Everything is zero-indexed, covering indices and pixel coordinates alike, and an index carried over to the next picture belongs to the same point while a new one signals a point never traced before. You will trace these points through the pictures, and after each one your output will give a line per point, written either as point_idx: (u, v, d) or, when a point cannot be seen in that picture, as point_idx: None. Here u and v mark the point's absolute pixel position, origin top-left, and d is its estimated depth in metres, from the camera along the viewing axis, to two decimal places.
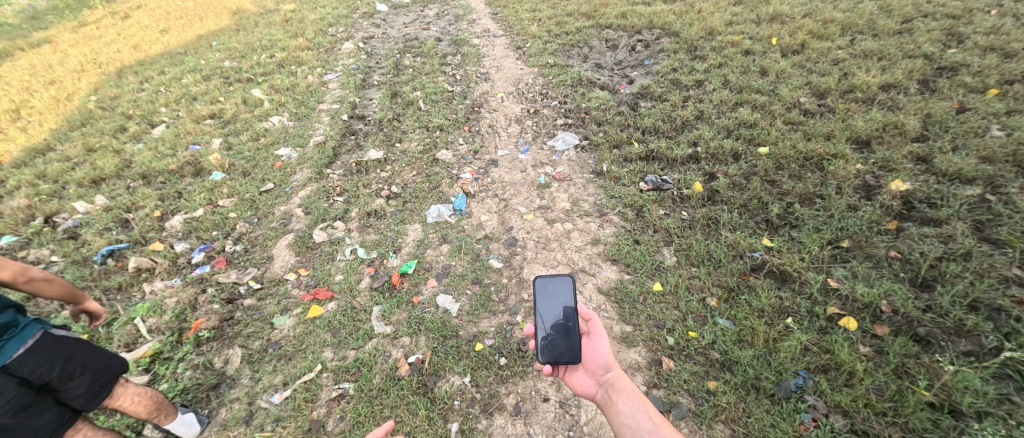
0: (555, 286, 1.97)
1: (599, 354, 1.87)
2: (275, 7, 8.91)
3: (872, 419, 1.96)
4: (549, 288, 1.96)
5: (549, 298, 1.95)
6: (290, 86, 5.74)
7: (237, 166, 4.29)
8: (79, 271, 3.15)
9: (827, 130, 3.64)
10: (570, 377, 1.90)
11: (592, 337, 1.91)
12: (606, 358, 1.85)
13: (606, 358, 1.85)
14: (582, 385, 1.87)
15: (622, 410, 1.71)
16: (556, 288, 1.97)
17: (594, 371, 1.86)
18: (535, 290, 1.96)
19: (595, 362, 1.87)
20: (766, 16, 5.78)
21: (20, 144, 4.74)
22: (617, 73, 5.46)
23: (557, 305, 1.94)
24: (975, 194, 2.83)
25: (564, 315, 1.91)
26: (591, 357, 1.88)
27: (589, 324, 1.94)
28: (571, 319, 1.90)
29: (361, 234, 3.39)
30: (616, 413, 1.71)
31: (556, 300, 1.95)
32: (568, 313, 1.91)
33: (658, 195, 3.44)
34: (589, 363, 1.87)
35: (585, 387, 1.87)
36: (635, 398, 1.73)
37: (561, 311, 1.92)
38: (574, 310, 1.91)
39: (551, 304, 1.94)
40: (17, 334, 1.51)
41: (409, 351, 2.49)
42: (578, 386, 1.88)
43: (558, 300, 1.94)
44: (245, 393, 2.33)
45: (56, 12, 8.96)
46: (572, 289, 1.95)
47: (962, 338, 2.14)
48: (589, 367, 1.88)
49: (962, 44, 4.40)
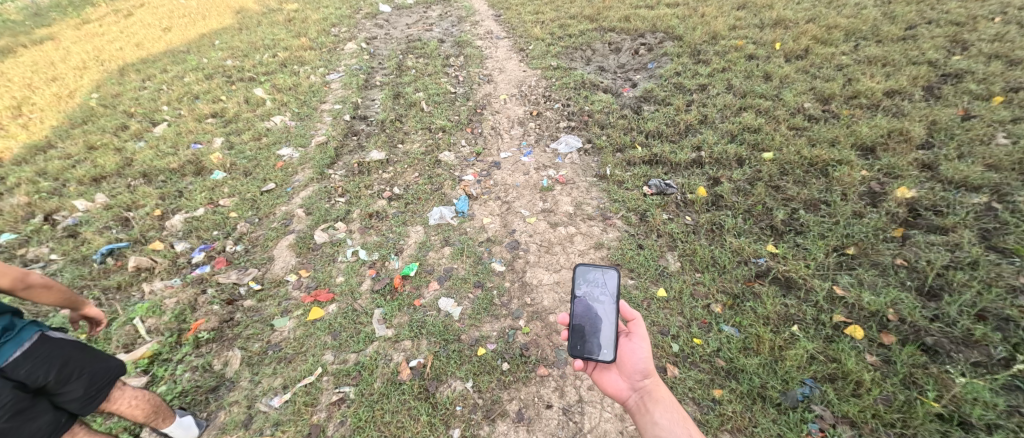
0: (597, 277, 1.93)
1: (637, 359, 1.79)
2: (278, 7, 8.90)
3: (881, 430, 1.94)
4: (589, 279, 1.94)
5: (589, 289, 1.92)
6: (293, 86, 5.72)
7: (238, 166, 4.28)
8: (77, 270, 3.12)
9: (831, 137, 3.62)
10: (602, 376, 1.85)
11: (632, 339, 1.84)
12: (645, 364, 1.78)
13: (645, 364, 1.78)
14: (613, 386, 1.83)
15: (657, 421, 1.68)
16: (598, 281, 1.93)
17: (629, 375, 1.80)
18: (575, 279, 1.95)
19: (632, 366, 1.80)
20: (770, 21, 5.77)
21: (20, 141, 4.72)
22: (620, 77, 5.44)
23: (596, 297, 1.90)
24: (981, 202, 2.81)
25: (603, 311, 1.86)
26: (628, 360, 1.82)
27: (630, 325, 1.88)
28: (612, 316, 1.84)
29: (362, 235, 3.37)
30: (651, 422, 1.69)
31: (596, 292, 1.91)
32: (608, 309, 1.86)
33: (662, 199, 3.42)
34: (625, 366, 1.81)
35: (617, 389, 1.82)
36: (674, 411, 1.69)
37: (599, 306, 1.88)
38: (616, 309, 1.85)
39: (589, 297, 1.91)
40: (13, 337, 1.46)
41: (410, 355, 2.46)
42: (609, 386, 1.83)
43: (598, 293, 1.90)
44: (245, 396, 2.31)
45: (59, 9, 8.95)
46: (616, 284, 1.89)
47: (971, 348, 2.13)
48: (625, 370, 1.82)
49: (967, 51, 4.39)
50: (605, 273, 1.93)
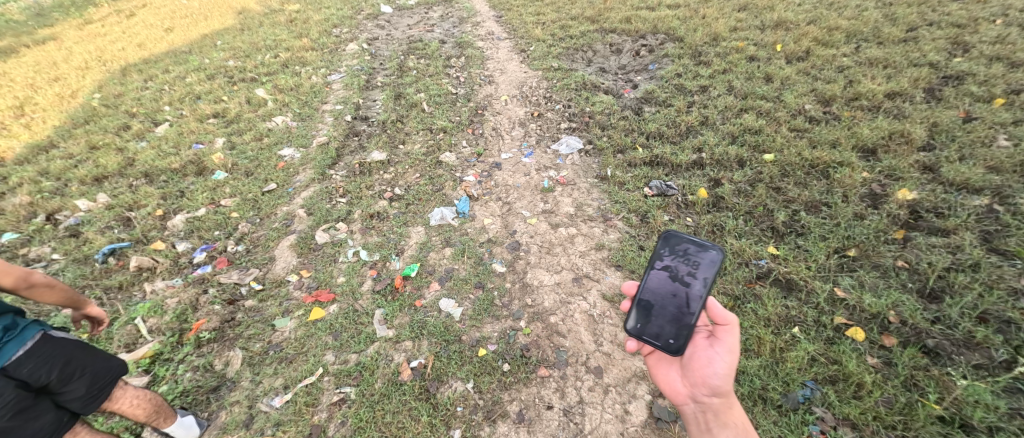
0: (690, 256, 1.72)
1: (712, 368, 1.63)
2: (279, 7, 8.92)
3: (882, 432, 1.93)
4: (680, 255, 1.75)
5: (676, 266, 1.74)
6: (294, 87, 5.73)
7: (239, 166, 4.28)
8: (79, 269, 3.13)
9: (832, 138, 3.61)
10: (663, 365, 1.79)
11: (715, 346, 1.65)
12: (721, 377, 1.60)
13: (720, 376, 1.60)
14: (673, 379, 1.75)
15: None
16: (689, 260, 1.72)
17: (698, 381, 1.66)
18: (660, 250, 1.78)
19: (704, 375, 1.64)
20: (771, 23, 5.77)
21: (22, 141, 4.73)
22: (621, 78, 5.45)
23: (679, 280, 1.72)
24: (983, 204, 2.81)
25: (683, 298, 1.69)
26: (702, 366, 1.66)
27: (718, 330, 1.67)
28: (692, 308, 1.66)
29: (363, 236, 3.37)
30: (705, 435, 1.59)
31: (683, 273, 1.72)
32: (690, 298, 1.67)
33: (663, 201, 3.42)
34: (695, 368, 1.67)
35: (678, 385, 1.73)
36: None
37: (680, 288, 1.70)
38: (701, 303, 1.65)
39: (673, 275, 1.74)
40: (16, 336, 1.46)
41: (411, 355, 2.46)
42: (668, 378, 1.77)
43: (685, 275, 1.71)
44: (246, 396, 2.31)
45: (62, 9, 8.98)
46: (711, 271, 1.65)
47: (972, 351, 2.13)
48: (696, 375, 1.67)
49: (968, 54, 4.39)
50: (704, 257, 1.69)
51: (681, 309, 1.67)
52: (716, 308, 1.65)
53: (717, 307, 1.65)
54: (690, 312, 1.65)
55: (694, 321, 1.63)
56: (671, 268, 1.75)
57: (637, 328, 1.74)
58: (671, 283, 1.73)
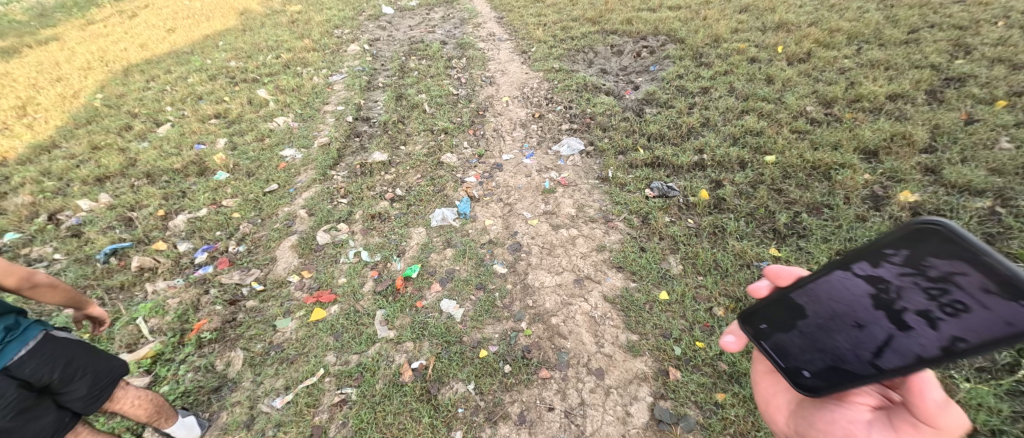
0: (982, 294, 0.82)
1: None
2: (281, 8, 8.93)
3: None
4: (951, 284, 0.87)
5: (925, 293, 0.91)
6: (296, 87, 5.74)
7: (241, 166, 4.29)
8: (81, 269, 3.13)
9: (834, 140, 3.61)
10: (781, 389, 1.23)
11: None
12: None
13: None
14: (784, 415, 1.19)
15: None
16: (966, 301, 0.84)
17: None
18: (908, 247, 0.97)
19: None
20: (772, 24, 5.77)
21: (24, 141, 4.73)
22: (622, 79, 5.45)
23: (900, 316, 0.94)
24: (985, 206, 2.81)
25: (884, 345, 0.95)
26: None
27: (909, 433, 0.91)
28: (879, 368, 0.93)
29: (364, 236, 3.37)
30: None
31: (927, 312, 0.90)
32: (891, 353, 0.92)
33: (664, 202, 3.41)
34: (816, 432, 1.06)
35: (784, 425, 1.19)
36: None
37: (890, 325, 0.96)
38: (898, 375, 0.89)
39: (901, 299, 0.96)
40: (19, 335, 1.46)
41: (412, 357, 2.46)
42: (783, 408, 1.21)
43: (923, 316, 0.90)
44: (247, 396, 2.31)
45: (64, 10, 9.00)
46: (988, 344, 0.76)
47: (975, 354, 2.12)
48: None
49: (970, 55, 4.39)
50: (980, 309, 0.81)
51: (853, 351, 1.00)
52: (931, 396, 0.87)
53: (937, 393, 0.86)
54: (863, 365, 0.97)
55: (860, 380, 0.96)
56: (890, 291, 0.99)
57: (761, 332, 1.22)
58: (867, 311, 1.02)
